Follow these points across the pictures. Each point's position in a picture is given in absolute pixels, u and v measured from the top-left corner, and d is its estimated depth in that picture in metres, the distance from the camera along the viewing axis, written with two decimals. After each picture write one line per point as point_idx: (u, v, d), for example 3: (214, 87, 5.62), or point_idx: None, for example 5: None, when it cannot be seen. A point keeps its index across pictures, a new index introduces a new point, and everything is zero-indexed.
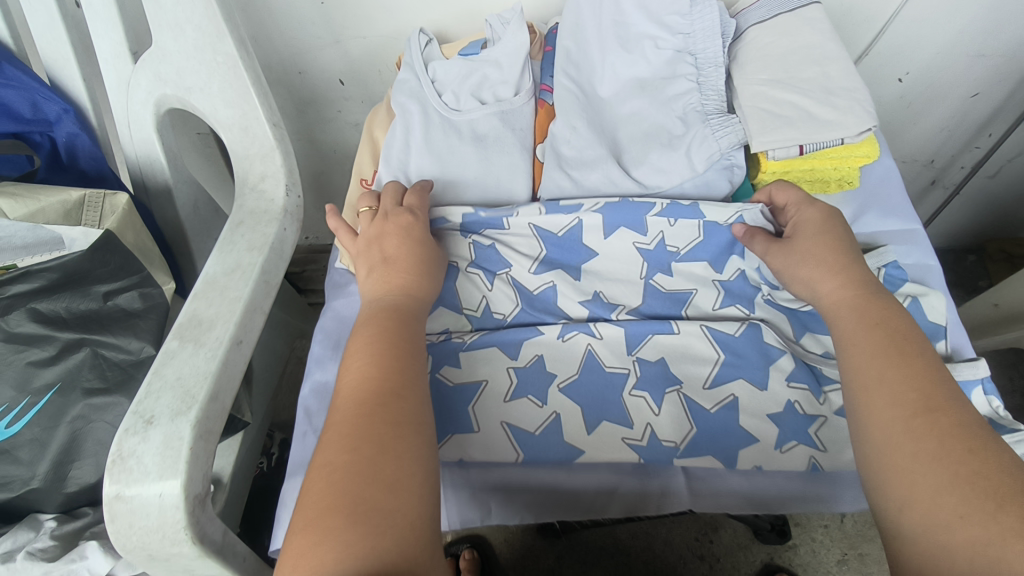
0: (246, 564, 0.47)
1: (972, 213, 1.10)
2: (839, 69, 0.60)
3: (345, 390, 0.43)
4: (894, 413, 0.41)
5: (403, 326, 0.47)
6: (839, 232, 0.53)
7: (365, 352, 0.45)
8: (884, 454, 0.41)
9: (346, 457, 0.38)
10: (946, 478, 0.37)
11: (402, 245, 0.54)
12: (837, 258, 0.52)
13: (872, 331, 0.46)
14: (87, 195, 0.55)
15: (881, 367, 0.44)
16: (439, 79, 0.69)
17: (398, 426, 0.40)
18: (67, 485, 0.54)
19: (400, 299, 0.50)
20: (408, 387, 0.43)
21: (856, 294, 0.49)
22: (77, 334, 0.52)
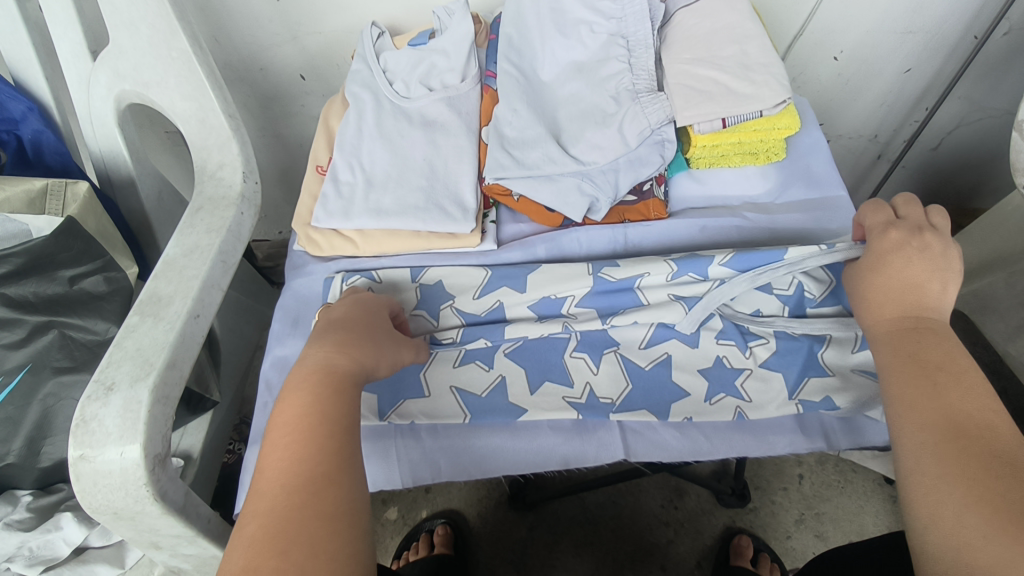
0: (209, 524, 0.52)
1: (919, 186, 1.15)
2: (756, 46, 0.65)
3: (268, 474, 0.38)
4: (920, 443, 0.39)
5: (337, 396, 0.42)
6: (908, 258, 0.47)
7: (287, 429, 0.39)
8: (916, 487, 0.38)
9: (276, 564, 0.33)
10: (974, 511, 0.35)
11: (353, 316, 0.50)
12: (904, 288, 0.46)
13: (905, 362, 0.44)
14: (49, 184, 0.58)
15: (914, 406, 0.41)
16: (390, 69, 0.73)
17: (331, 513, 0.36)
18: (41, 461, 0.57)
19: (337, 359, 0.44)
20: (346, 471, 0.38)
21: (910, 327, 0.45)
22: (45, 316, 0.55)
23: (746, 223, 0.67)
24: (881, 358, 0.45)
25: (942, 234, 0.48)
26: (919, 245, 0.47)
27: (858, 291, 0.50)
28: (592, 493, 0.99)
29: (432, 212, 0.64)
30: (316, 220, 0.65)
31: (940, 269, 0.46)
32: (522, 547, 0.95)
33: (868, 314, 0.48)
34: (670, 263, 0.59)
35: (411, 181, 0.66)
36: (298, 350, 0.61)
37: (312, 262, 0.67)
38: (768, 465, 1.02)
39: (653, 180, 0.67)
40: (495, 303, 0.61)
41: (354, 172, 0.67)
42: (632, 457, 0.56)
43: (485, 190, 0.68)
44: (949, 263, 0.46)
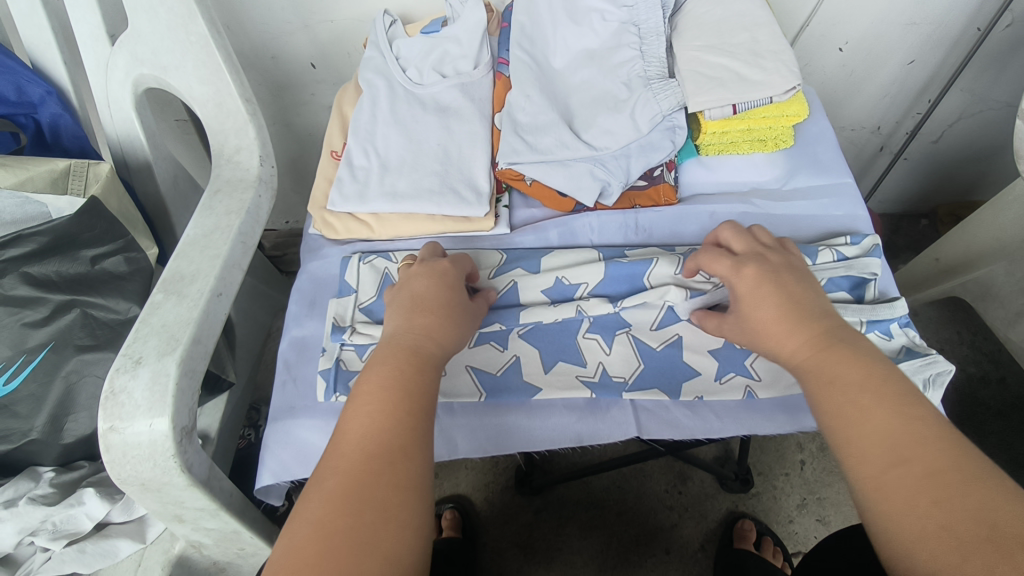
0: (231, 499, 0.53)
1: (921, 177, 1.16)
2: (766, 34, 0.66)
3: (351, 439, 0.42)
4: (866, 474, 0.38)
5: (420, 376, 0.46)
6: (779, 277, 0.50)
7: (371, 400, 0.44)
8: (875, 507, 0.37)
9: (349, 521, 0.38)
10: (933, 523, 0.34)
11: (436, 292, 0.53)
12: (789, 308, 0.48)
13: (833, 387, 0.43)
14: (71, 165, 0.59)
15: (852, 427, 0.40)
16: (403, 56, 0.74)
17: (399, 483, 0.40)
18: (64, 437, 0.58)
19: (422, 343, 0.49)
20: (420, 448, 0.42)
21: (814, 342, 0.46)
22: (67, 295, 0.55)
23: (753, 208, 0.68)
24: (806, 385, 0.45)
25: (783, 260, 0.52)
26: (764, 265, 0.51)
27: (743, 330, 0.51)
28: (599, 478, 1.01)
29: (447, 196, 0.64)
30: (331, 204, 0.66)
31: (811, 294, 0.49)
32: (528, 531, 0.96)
33: (767, 347, 0.48)
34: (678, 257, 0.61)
35: (425, 165, 0.67)
36: (315, 330, 0.62)
37: (327, 245, 0.68)
38: (771, 451, 1.03)
39: (663, 166, 0.68)
40: (510, 284, 0.61)
41: (368, 157, 0.68)
42: (644, 434, 0.57)
43: (498, 175, 0.69)
44: (814, 288, 0.50)
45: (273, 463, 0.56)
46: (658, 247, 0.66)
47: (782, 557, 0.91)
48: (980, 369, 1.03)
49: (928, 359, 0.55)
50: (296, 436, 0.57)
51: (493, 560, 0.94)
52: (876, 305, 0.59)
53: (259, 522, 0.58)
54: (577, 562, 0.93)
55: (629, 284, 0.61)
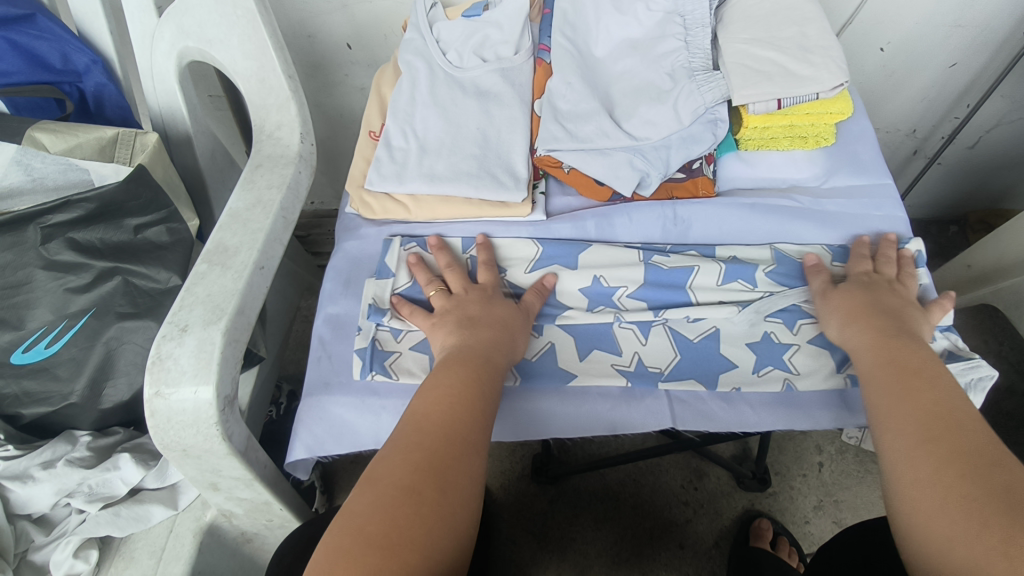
0: (265, 470, 0.54)
1: (952, 183, 1.15)
2: (815, 28, 0.66)
3: (449, 415, 0.45)
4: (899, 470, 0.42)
5: (493, 383, 0.49)
6: (892, 297, 0.55)
7: (459, 391, 0.47)
8: (907, 501, 0.40)
9: (436, 482, 0.40)
10: (956, 508, 0.37)
11: (494, 308, 0.55)
12: (888, 318, 0.52)
13: (885, 382, 0.47)
14: (119, 134, 0.60)
15: (891, 428, 0.44)
16: (443, 39, 0.74)
17: (462, 461, 0.42)
18: (103, 402, 0.59)
19: (490, 353, 0.51)
20: (478, 433, 0.45)
21: (893, 343, 0.49)
22: (110, 262, 0.56)
23: (793, 205, 0.68)
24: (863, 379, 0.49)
25: (907, 291, 0.57)
26: (885, 287, 0.57)
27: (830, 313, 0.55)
28: (614, 471, 1.01)
29: (485, 180, 0.64)
30: (369, 183, 0.66)
31: (917, 318, 0.54)
32: (543, 519, 0.97)
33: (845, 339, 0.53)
34: (720, 264, 0.62)
35: (464, 149, 0.66)
36: (350, 309, 0.63)
37: (364, 225, 0.68)
38: (789, 451, 1.03)
39: (702, 159, 0.69)
40: (549, 277, 0.62)
41: (407, 139, 0.68)
42: (679, 425, 0.57)
43: (536, 161, 0.68)
44: (921, 315, 0.55)
45: (305, 437, 0.57)
46: (696, 249, 0.65)
47: (797, 557, 0.91)
48: (1006, 379, 1.02)
49: (971, 363, 0.54)
50: (329, 412, 0.57)
51: (508, 547, 0.94)
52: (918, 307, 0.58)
53: (288, 495, 0.59)
54: (591, 552, 0.93)
55: (669, 290, 0.61)
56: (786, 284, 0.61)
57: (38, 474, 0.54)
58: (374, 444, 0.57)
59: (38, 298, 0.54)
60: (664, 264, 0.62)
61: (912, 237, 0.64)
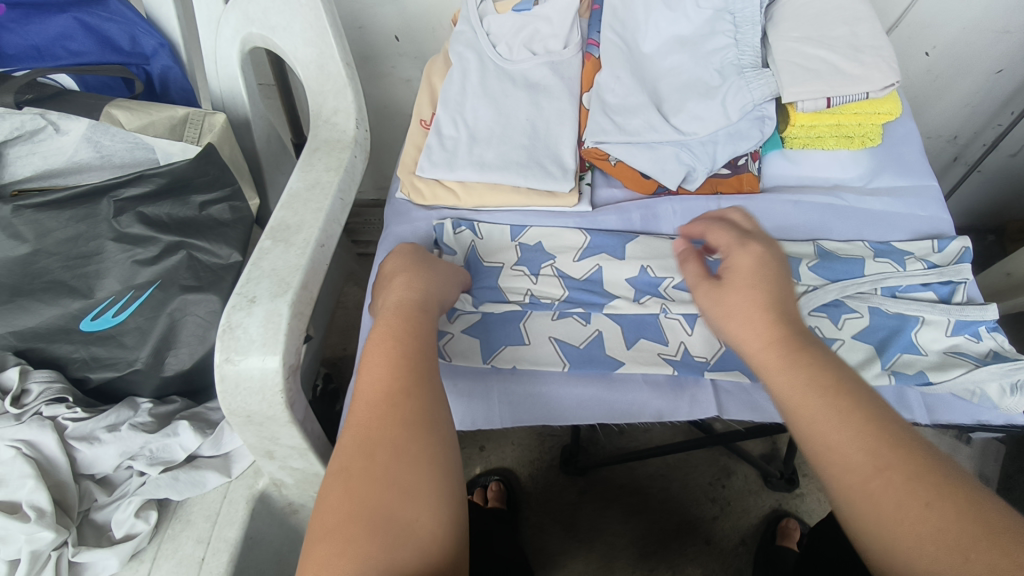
0: (318, 441, 0.56)
1: (991, 191, 1.14)
2: (866, 28, 0.67)
3: (365, 387, 0.41)
4: (850, 484, 0.33)
5: (415, 321, 0.45)
6: (777, 277, 0.43)
7: (376, 352, 0.43)
8: (873, 541, 0.31)
9: (365, 463, 0.37)
10: (928, 536, 0.30)
11: (399, 261, 0.53)
12: (772, 310, 0.41)
13: (804, 387, 0.36)
14: (189, 114, 0.62)
15: (826, 446, 0.34)
16: (494, 32, 0.75)
17: (425, 429, 0.39)
18: (164, 370, 0.62)
19: (409, 297, 0.48)
20: (421, 385, 0.41)
21: (780, 348, 0.39)
22: (177, 237, 0.58)
23: (840, 202, 0.68)
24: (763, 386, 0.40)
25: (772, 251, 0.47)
26: (755, 264, 0.45)
27: (715, 312, 0.44)
28: (644, 466, 1.02)
29: (534, 169, 0.66)
30: (420, 170, 0.68)
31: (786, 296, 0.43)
32: (570, 509, 0.98)
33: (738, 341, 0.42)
34: None
35: (513, 139, 0.68)
36: None
37: (414, 211, 0.70)
38: None
39: (747, 156, 0.70)
40: (596, 267, 0.64)
41: (457, 128, 0.70)
42: (725, 414, 0.57)
43: (583, 153, 0.70)
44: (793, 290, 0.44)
45: None
46: None
47: None
48: None
49: (1018, 363, 0.54)
50: None
51: (534, 535, 0.96)
52: (965, 307, 0.59)
53: None
54: (617, 544, 0.95)
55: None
56: (832, 278, 0.61)
57: (103, 436, 0.57)
58: None
59: (108, 269, 0.57)
60: None
61: (957, 234, 0.64)
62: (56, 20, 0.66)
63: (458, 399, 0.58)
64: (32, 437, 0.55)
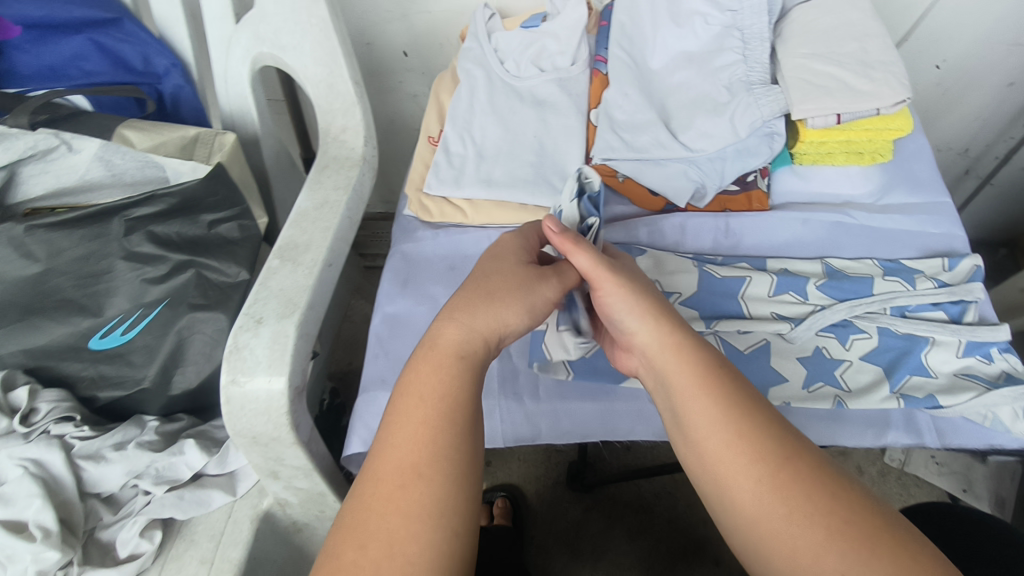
0: (323, 461, 0.55)
1: (1003, 205, 1.13)
2: (876, 45, 0.66)
3: (375, 464, 0.39)
4: (758, 487, 0.37)
5: (453, 381, 0.41)
6: (640, 274, 0.48)
7: (395, 420, 0.40)
8: (775, 539, 0.35)
9: (358, 554, 0.35)
10: (824, 531, 0.34)
11: (486, 280, 0.46)
12: (654, 306, 0.45)
13: (699, 389, 0.41)
14: (200, 134, 0.64)
15: (728, 447, 0.38)
16: (502, 48, 0.76)
17: (427, 521, 0.36)
18: (172, 388, 0.62)
19: (465, 343, 0.43)
20: (434, 464, 0.38)
21: (696, 386, 0.41)
22: (186, 255, 0.58)
23: (850, 219, 0.67)
24: (681, 432, 0.41)
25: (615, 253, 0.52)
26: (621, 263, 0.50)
27: (607, 301, 0.46)
28: (649, 483, 1.01)
29: (542, 186, 0.66)
30: (427, 187, 0.69)
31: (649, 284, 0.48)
32: (576, 527, 0.97)
33: (642, 342, 0.44)
34: (772, 276, 0.62)
35: (521, 156, 0.68)
36: (407, 308, 0.64)
37: (420, 228, 0.70)
38: None
39: (757, 172, 0.70)
40: None
41: (465, 145, 0.70)
42: None
43: (591, 170, 0.69)
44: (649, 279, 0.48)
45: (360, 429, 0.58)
46: (747, 261, 0.65)
47: None
48: None
49: None
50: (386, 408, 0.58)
51: (539, 554, 0.95)
52: (978, 327, 0.58)
53: (341, 487, 0.60)
54: (624, 564, 0.93)
55: (720, 300, 0.61)
56: (839, 297, 0.61)
57: (110, 455, 0.57)
58: None
59: (118, 287, 0.57)
60: (715, 272, 0.63)
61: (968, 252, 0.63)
62: (71, 42, 0.67)
63: None
64: (40, 456, 0.56)
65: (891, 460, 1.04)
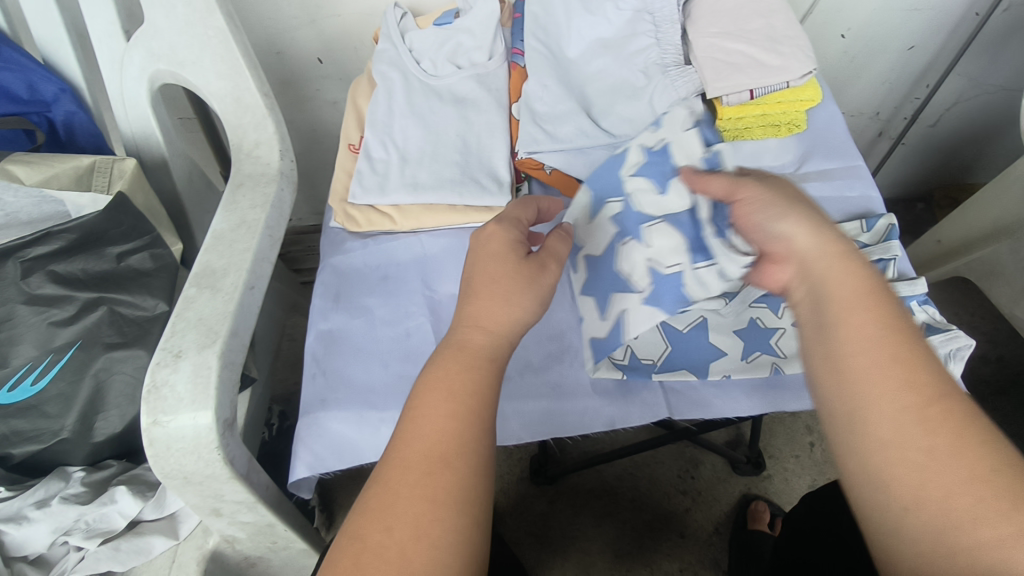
0: (267, 492, 0.53)
1: (915, 163, 1.19)
2: (780, 20, 0.68)
3: (405, 445, 0.37)
4: (897, 412, 0.35)
5: (471, 374, 0.40)
6: (789, 188, 0.47)
7: (432, 403, 0.38)
8: (902, 464, 0.34)
9: (380, 537, 0.34)
10: (968, 473, 0.32)
11: (491, 261, 0.46)
12: (815, 221, 0.43)
13: (855, 308, 0.38)
14: (96, 162, 0.59)
15: (874, 369, 0.36)
16: (417, 48, 0.74)
17: (449, 506, 0.35)
18: (95, 436, 0.58)
19: (473, 336, 0.42)
20: (463, 453, 0.37)
21: (854, 302, 0.39)
22: (95, 293, 0.54)
23: None
24: (820, 341, 0.39)
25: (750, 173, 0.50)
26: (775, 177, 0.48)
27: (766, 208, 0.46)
28: (612, 467, 1.02)
29: (471, 184, 0.65)
30: (352, 196, 0.66)
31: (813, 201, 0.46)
32: (544, 520, 0.97)
33: (799, 249, 0.43)
34: None
35: (446, 156, 0.67)
36: (343, 323, 0.62)
37: (349, 239, 0.68)
38: (780, 434, 1.05)
39: None
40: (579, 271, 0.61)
41: (387, 150, 0.68)
42: (676, 415, 0.57)
43: (519, 164, 0.69)
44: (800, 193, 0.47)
45: (304, 454, 0.55)
46: None
47: None
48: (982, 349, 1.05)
49: (949, 334, 0.56)
50: (329, 429, 0.56)
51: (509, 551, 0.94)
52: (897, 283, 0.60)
53: (291, 515, 0.57)
54: (594, 549, 0.94)
55: None
56: None
57: (33, 514, 0.54)
58: (378, 459, 0.55)
59: (21, 334, 0.53)
60: None
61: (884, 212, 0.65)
62: None
63: None
64: None
65: None
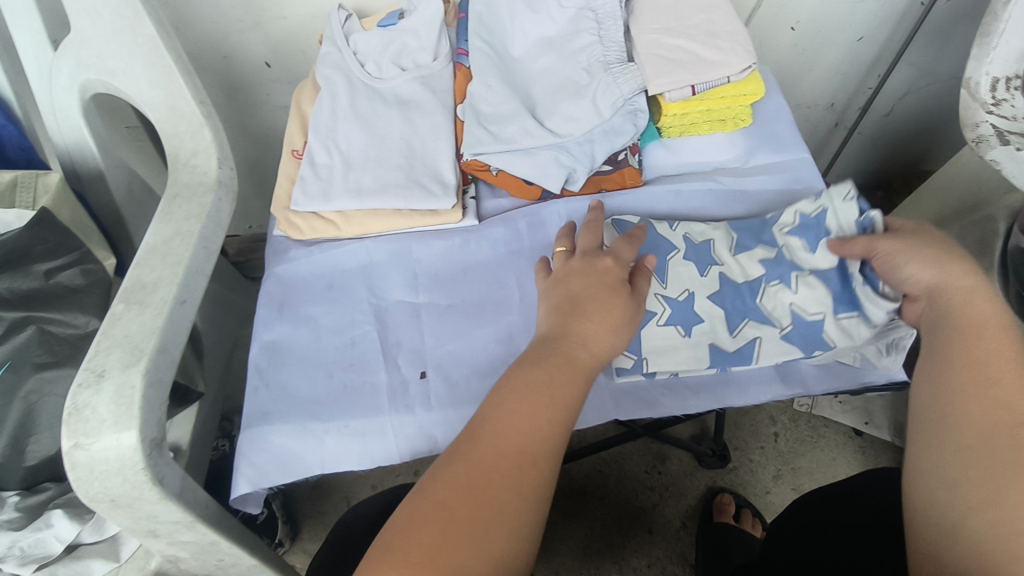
0: (207, 510, 0.51)
1: (872, 152, 1.20)
2: (721, 15, 0.68)
3: (498, 429, 0.40)
4: (988, 424, 0.40)
5: (570, 386, 0.42)
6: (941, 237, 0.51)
7: (530, 399, 0.41)
8: (972, 466, 0.39)
9: (468, 512, 0.36)
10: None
11: (592, 290, 0.48)
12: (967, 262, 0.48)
13: (989, 339, 0.43)
14: (18, 177, 0.58)
15: (992, 386, 0.41)
16: (361, 51, 0.72)
17: (530, 504, 0.38)
18: (27, 459, 0.54)
19: (576, 351, 0.45)
20: (553, 458, 0.40)
21: (994, 327, 0.44)
22: (22, 311, 0.53)
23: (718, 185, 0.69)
24: (934, 354, 0.45)
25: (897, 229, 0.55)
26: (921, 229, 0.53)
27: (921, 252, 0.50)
28: (579, 465, 1.02)
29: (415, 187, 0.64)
30: (295, 204, 0.65)
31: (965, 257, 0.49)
32: None
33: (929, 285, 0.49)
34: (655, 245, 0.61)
35: (389, 160, 0.66)
36: (287, 334, 0.61)
37: (294, 247, 0.67)
38: (745, 426, 1.06)
39: (627, 151, 0.69)
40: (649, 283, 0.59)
41: (330, 155, 0.67)
42: (622, 414, 0.57)
43: (464, 166, 0.68)
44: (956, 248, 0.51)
45: (246, 470, 0.54)
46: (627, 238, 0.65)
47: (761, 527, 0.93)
48: None
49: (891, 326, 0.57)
50: (273, 443, 0.55)
51: None
52: None
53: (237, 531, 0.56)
54: (561, 548, 0.94)
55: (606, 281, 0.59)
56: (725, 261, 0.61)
57: None
58: (322, 471, 0.55)
59: None
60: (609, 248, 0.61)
61: None
62: None
63: (353, 440, 0.55)
64: None
65: (801, 406, 1.06)
